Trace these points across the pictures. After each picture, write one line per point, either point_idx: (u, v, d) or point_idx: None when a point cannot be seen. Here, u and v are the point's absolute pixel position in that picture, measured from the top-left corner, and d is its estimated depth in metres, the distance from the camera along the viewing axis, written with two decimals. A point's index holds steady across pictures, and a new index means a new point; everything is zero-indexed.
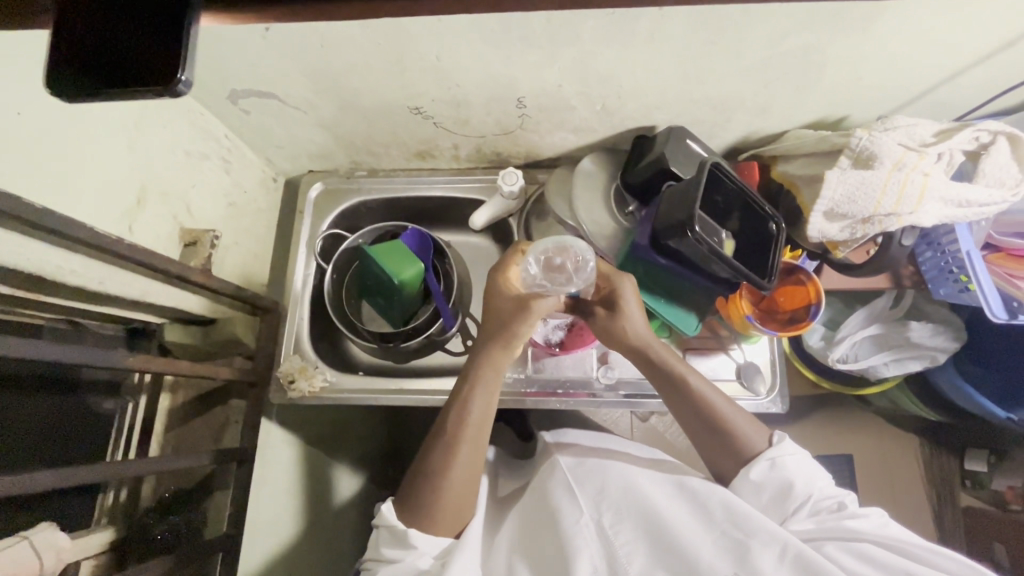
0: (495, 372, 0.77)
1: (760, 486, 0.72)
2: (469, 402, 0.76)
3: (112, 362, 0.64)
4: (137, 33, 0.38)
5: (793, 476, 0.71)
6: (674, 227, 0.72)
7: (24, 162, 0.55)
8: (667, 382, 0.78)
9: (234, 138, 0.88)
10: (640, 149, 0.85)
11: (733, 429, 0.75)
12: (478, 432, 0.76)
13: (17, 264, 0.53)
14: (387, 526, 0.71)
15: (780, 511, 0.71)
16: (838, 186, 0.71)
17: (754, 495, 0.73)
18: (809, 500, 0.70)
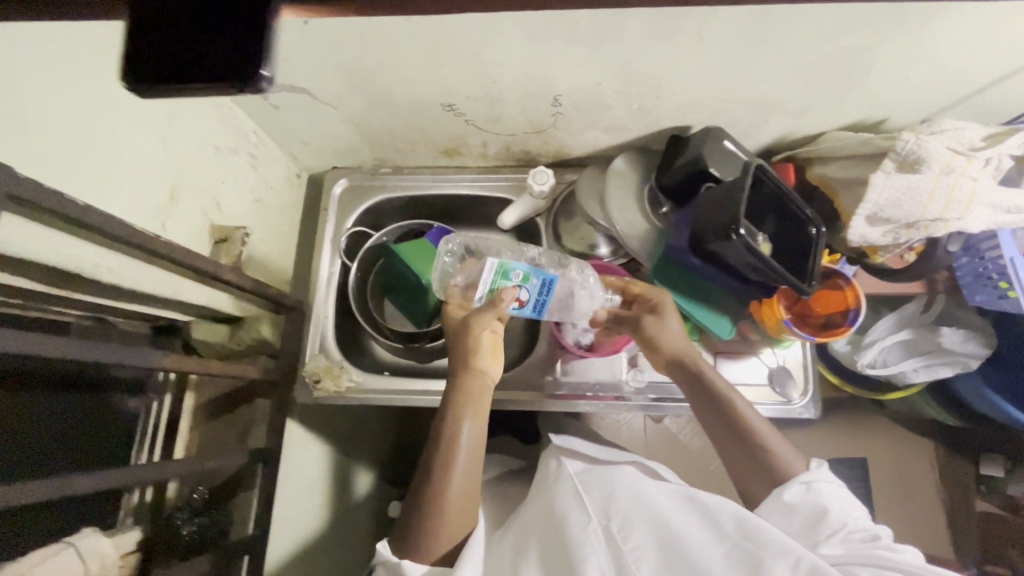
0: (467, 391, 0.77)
1: (789, 511, 0.69)
2: (458, 423, 0.75)
3: (147, 363, 0.63)
4: None
5: (827, 502, 0.68)
6: (716, 231, 0.70)
7: (60, 157, 0.53)
8: (706, 394, 0.77)
9: (260, 133, 0.87)
10: (673, 150, 0.84)
11: (768, 447, 0.74)
12: (470, 458, 0.74)
13: (58, 263, 0.52)
14: (383, 565, 0.71)
15: (810, 539, 0.67)
16: (883, 190, 0.70)
17: (785, 517, 0.69)
18: (842, 528, 0.66)
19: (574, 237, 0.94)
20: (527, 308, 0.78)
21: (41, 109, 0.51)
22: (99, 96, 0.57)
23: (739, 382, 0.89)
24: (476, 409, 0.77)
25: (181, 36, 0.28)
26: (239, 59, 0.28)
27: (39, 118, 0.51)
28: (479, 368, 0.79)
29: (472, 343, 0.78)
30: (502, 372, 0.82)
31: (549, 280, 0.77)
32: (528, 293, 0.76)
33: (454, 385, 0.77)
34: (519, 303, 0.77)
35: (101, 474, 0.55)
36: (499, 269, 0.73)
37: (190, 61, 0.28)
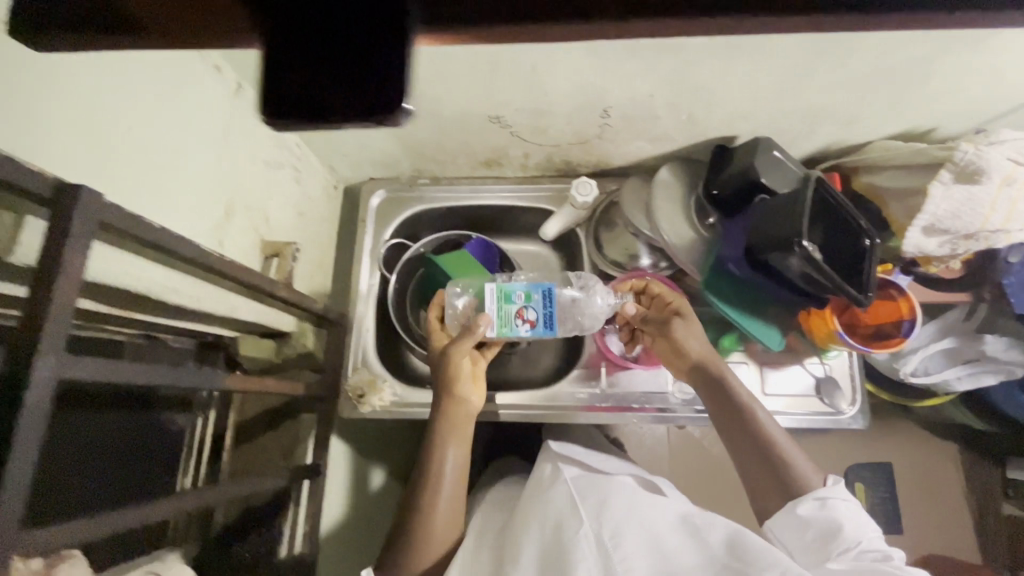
0: (454, 420, 0.80)
1: (802, 529, 0.69)
2: (442, 450, 0.78)
3: (216, 384, 0.58)
4: None
5: (841, 520, 0.68)
6: (772, 245, 0.71)
7: (136, 179, 0.53)
8: (725, 400, 0.77)
9: (303, 145, 0.86)
10: (719, 160, 0.83)
11: (786, 457, 0.73)
12: (457, 481, 0.78)
13: (128, 285, 0.51)
14: None
15: (818, 556, 0.67)
16: (942, 202, 0.70)
17: (798, 531, 0.69)
18: (857, 546, 0.66)
19: (616, 247, 0.93)
20: (539, 327, 0.80)
21: (114, 131, 0.50)
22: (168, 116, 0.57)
23: (787, 393, 0.88)
24: (456, 436, 0.80)
25: (311, 64, 0.28)
26: (379, 85, 0.27)
27: (113, 141, 0.51)
28: (462, 396, 0.81)
29: (452, 371, 0.81)
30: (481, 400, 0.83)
31: (548, 289, 0.80)
32: (535, 311, 0.80)
33: (438, 413, 0.80)
34: (530, 325, 0.80)
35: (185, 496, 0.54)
36: (500, 295, 0.80)
37: (327, 92, 0.27)
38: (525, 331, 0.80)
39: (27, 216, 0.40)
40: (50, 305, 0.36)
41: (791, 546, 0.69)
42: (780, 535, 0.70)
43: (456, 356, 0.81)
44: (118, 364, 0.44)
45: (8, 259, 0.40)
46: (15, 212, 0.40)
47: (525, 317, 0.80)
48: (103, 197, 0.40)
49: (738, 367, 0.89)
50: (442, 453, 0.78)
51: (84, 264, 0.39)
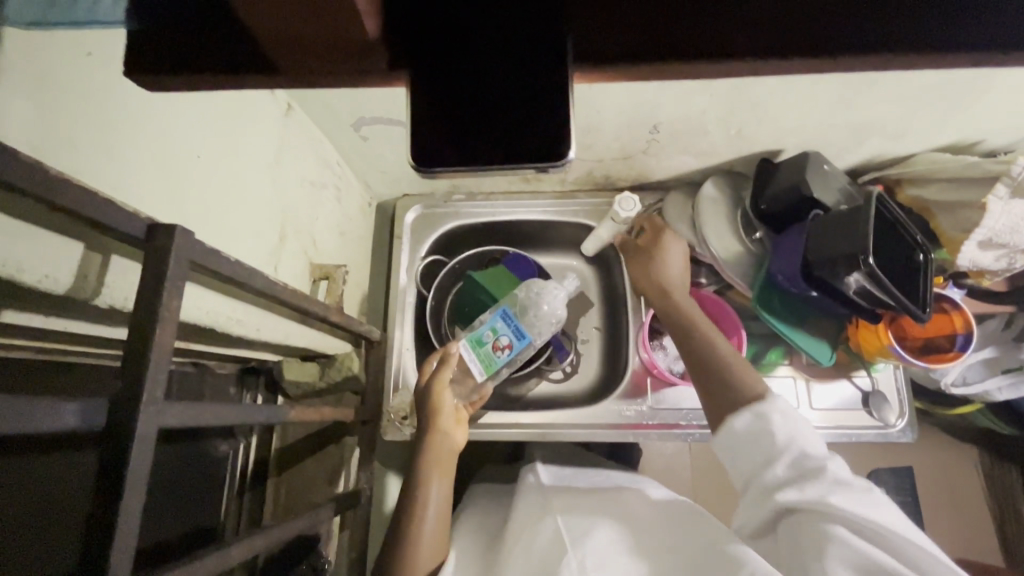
0: (439, 455, 0.76)
1: (738, 438, 0.62)
2: (426, 486, 0.73)
3: (281, 418, 0.55)
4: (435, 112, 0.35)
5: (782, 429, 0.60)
6: (834, 264, 0.69)
7: (209, 209, 0.50)
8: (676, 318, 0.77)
9: (342, 163, 0.84)
10: (765, 175, 0.82)
11: (728, 369, 0.68)
12: (440, 521, 0.73)
13: (198, 319, 0.49)
14: None
15: (753, 467, 0.60)
16: (1001, 217, 0.71)
17: (739, 449, 0.62)
18: (793, 459, 0.58)
19: None
20: (517, 345, 0.82)
21: (186, 162, 0.47)
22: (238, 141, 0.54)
23: (835, 407, 0.87)
24: (438, 472, 0.75)
25: (487, 122, 0.34)
26: (551, 135, 0.34)
27: (187, 174, 0.47)
28: (445, 433, 0.78)
29: (436, 402, 0.77)
30: (465, 438, 0.79)
31: (504, 309, 0.82)
32: (506, 335, 0.81)
33: (423, 446, 0.75)
34: (508, 348, 0.81)
35: (251, 539, 0.52)
36: (471, 343, 0.81)
37: (487, 147, 0.34)
38: (508, 355, 0.82)
39: (113, 257, 0.39)
40: (150, 352, 0.35)
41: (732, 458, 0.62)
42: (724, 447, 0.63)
43: (440, 386, 0.78)
44: (202, 404, 0.43)
45: (95, 302, 0.38)
46: (102, 253, 0.38)
47: (501, 345, 0.81)
48: (193, 236, 0.38)
49: (784, 381, 0.89)
50: (428, 488, 0.73)
51: (179, 307, 0.37)
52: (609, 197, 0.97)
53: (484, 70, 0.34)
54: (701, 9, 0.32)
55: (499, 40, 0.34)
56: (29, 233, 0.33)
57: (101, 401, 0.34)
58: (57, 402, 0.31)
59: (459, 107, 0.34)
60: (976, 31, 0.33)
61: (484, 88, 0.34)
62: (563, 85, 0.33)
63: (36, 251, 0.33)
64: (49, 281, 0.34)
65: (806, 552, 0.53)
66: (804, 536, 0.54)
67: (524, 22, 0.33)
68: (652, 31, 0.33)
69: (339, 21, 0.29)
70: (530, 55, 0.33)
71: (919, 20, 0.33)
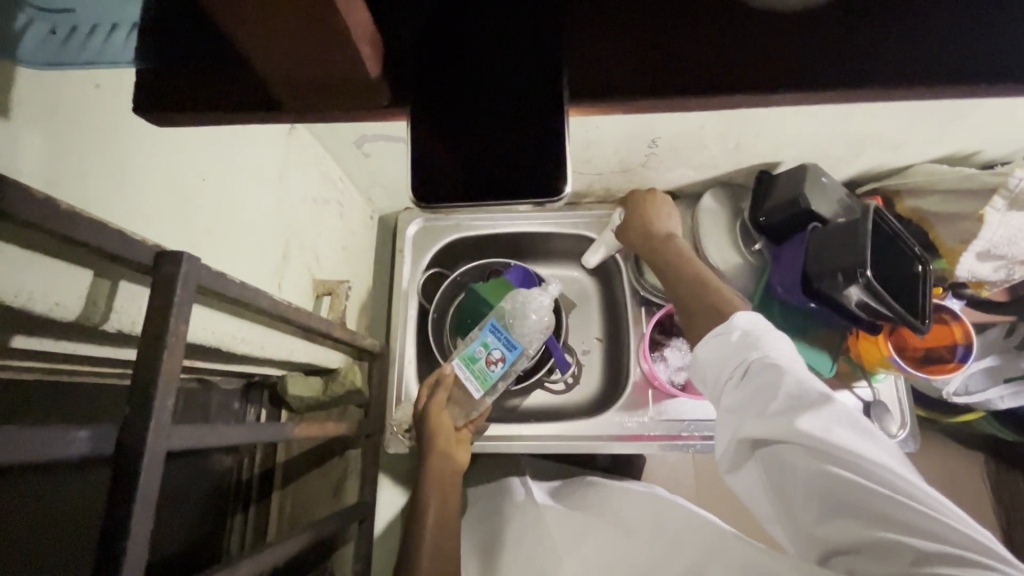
0: (439, 473, 0.78)
1: (707, 364, 0.57)
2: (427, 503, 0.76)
3: (286, 436, 0.56)
4: (438, 140, 0.36)
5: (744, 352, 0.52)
6: (832, 276, 0.70)
7: (215, 234, 0.51)
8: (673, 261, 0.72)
9: (345, 179, 0.85)
10: (763, 186, 0.82)
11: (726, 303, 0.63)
12: (444, 537, 0.74)
13: (203, 339, 0.50)
14: None
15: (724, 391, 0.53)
16: (998, 229, 0.72)
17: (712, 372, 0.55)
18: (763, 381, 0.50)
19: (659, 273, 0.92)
20: (510, 356, 0.85)
21: (192, 185, 0.48)
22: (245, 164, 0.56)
23: None
24: (439, 492, 0.78)
25: (488, 157, 0.36)
26: (543, 176, 0.35)
27: (193, 196, 0.48)
28: (444, 451, 0.81)
29: (434, 420, 0.81)
30: (465, 456, 0.81)
31: (493, 323, 0.85)
32: (498, 348, 0.84)
33: (427, 467, 0.79)
34: (501, 361, 0.84)
35: (258, 555, 0.53)
36: (465, 361, 0.85)
37: (480, 186, 0.36)
38: (501, 369, 0.85)
39: (121, 281, 0.40)
40: (159, 377, 0.35)
41: (706, 376, 0.57)
42: (701, 366, 0.58)
43: (438, 407, 0.82)
44: (208, 425, 0.43)
45: (103, 327, 0.39)
46: (111, 279, 0.39)
47: (493, 359, 0.84)
48: (201, 261, 0.39)
49: None
50: (428, 507, 0.76)
51: (186, 332, 0.38)
52: (609, 208, 0.97)
53: (475, 117, 0.36)
54: (680, 61, 0.36)
55: (491, 90, 0.36)
56: (41, 263, 0.33)
57: (111, 426, 0.35)
58: (69, 428, 0.32)
59: (456, 150, 0.36)
60: (940, 70, 0.35)
61: (479, 132, 0.36)
62: (557, 126, 0.35)
63: (47, 280, 0.34)
64: (59, 309, 0.35)
65: (770, 477, 0.48)
66: (763, 460, 0.48)
67: (515, 73, 0.36)
68: (637, 76, 0.36)
69: (344, 68, 0.32)
70: (520, 105, 0.36)
71: (888, 60, 0.35)
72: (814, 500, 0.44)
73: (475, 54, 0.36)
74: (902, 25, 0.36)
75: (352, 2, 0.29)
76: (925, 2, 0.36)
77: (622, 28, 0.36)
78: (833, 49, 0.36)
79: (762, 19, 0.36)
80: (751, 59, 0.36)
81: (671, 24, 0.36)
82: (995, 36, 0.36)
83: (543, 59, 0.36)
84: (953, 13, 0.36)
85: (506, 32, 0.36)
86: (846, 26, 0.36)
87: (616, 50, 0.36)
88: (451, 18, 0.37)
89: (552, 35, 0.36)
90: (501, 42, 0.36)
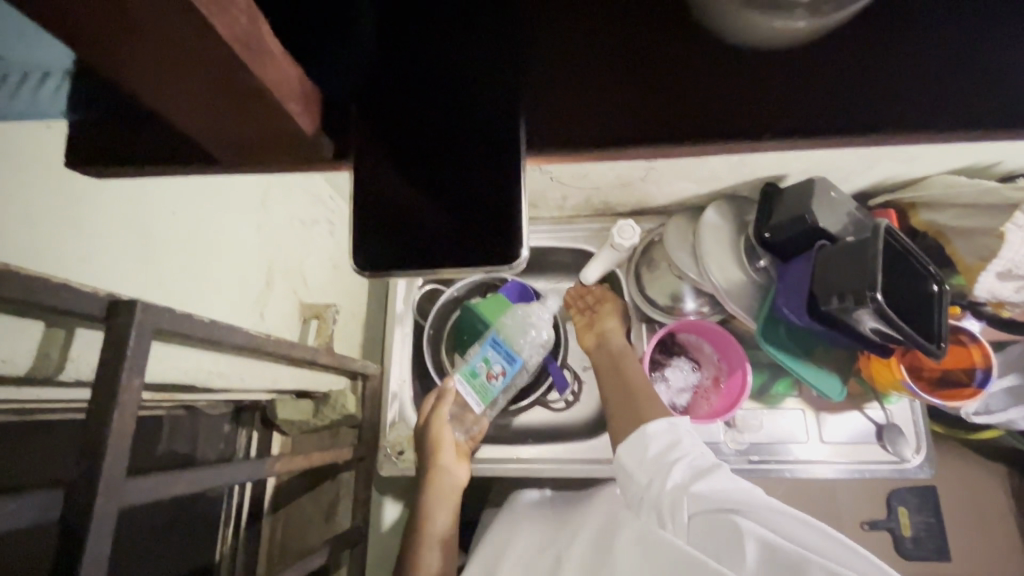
0: (440, 490, 0.77)
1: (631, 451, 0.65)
2: (429, 522, 0.74)
3: (266, 473, 0.55)
4: (402, 188, 0.35)
5: (682, 435, 0.64)
6: (842, 297, 0.65)
7: (189, 275, 0.50)
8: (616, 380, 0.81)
9: (336, 197, 0.83)
10: (768, 201, 0.77)
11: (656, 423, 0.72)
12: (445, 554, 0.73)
13: (176, 379, 0.49)
14: None
15: (654, 473, 0.62)
16: (1020, 248, 0.67)
17: (638, 450, 0.65)
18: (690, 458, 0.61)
19: (661, 289, 0.89)
20: (511, 370, 0.83)
21: (159, 220, 0.46)
22: (223, 198, 0.54)
23: (845, 441, 0.84)
24: (440, 510, 0.76)
25: (452, 208, 0.34)
26: (499, 238, 0.33)
27: (162, 234, 0.46)
28: (445, 468, 0.78)
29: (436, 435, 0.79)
30: (466, 474, 0.79)
31: (493, 337, 0.83)
32: (499, 362, 0.82)
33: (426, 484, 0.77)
34: (503, 374, 0.82)
35: None
36: (465, 376, 0.83)
37: (439, 246, 0.34)
38: (502, 382, 0.83)
39: (78, 329, 0.38)
40: (108, 438, 0.33)
41: (631, 467, 0.64)
42: (624, 457, 0.66)
43: (438, 426, 0.81)
44: (173, 473, 0.42)
45: (59, 377, 0.38)
46: (66, 327, 0.37)
47: (494, 374, 0.82)
48: (159, 307, 0.37)
49: (794, 413, 0.86)
50: (431, 526, 0.74)
51: (140, 385, 0.36)
52: (608, 222, 0.94)
53: (437, 171, 0.34)
54: (656, 110, 0.34)
55: (450, 137, 0.34)
56: None
57: (61, 490, 0.33)
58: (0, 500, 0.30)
59: (417, 205, 0.35)
60: (929, 114, 0.33)
61: (440, 188, 0.34)
62: (512, 184, 0.34)
63: None
64: (6, 365, 0.34)
65: (723, 550, 0.53)
66: (714, 534, 0.54)
67: (475, 126, 0.34)
68: (614, 125, 0.34)
69: (271, 122, 0.30)
70: (477, 160, 0.34)
71: (865, 109, 0.33)
72: (767, 559, 0.50)
73: (434, 104, 0.35)
74: (888, 66, 0.34)
75: (270, 58, 0.27)
76: (908, 43, 0.34)
77: (600, 73, 0.35)
78: (815, 90, 0.34)
79: (745, 63, 0.34)
80: (733, 106, 0.34)
81: (648, 71, 0.34)
82: (995, 73, 0.33)
83: (503, 106, 0.34)
84: (947, 52, 0.34)
85: (466, 81, 0.35)
86: (832, 68, 0.34)
87: (592, 97, 0.35)
88: (413, 68, 0.35)
89: (511, 85, 0.34)
90: (463, 85, 0.35)
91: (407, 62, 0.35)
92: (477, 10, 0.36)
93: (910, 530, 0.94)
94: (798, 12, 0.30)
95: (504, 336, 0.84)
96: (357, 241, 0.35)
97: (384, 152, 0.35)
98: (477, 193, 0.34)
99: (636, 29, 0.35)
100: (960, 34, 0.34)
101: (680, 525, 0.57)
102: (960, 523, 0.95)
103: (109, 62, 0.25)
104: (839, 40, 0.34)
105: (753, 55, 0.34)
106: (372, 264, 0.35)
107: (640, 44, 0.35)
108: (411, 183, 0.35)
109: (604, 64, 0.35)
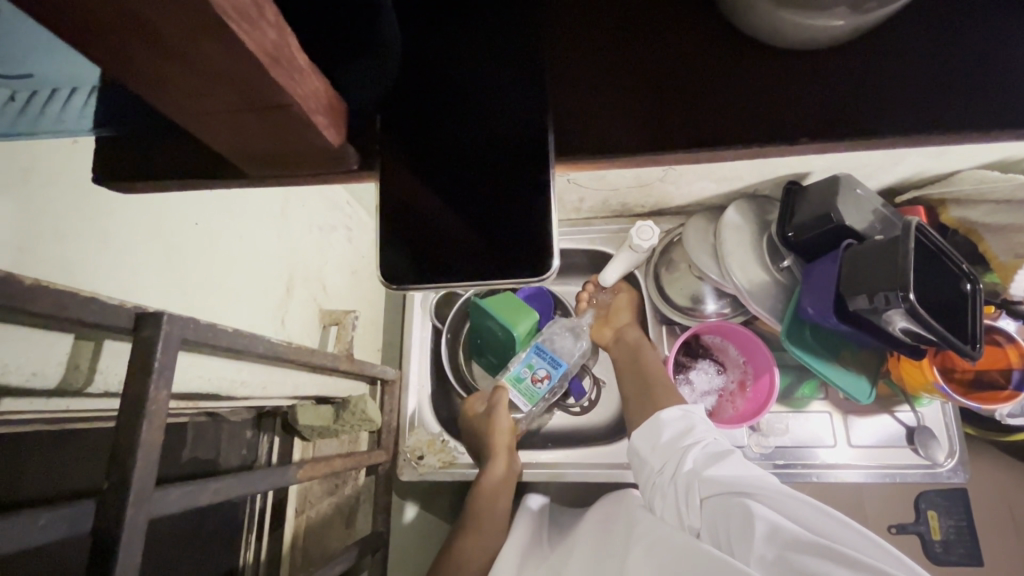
0: (500, 463, 0.79)
1: (645, 441, 0.67)
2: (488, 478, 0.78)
3: (287, 481, 0.55)
4: (433, 198, 0.36)
5: (695, 422, 0.65)
6: (872, 297, 0.62)
7: (212, 285, 0.50)
8: (638, 372, 0.81)
9: (354, 203, 0.83)
10: (789, 201, 0.74)
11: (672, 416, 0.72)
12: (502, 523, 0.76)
13: (201, 388, 0.49)
14: None
15: (671, 461, 0.62)
16: None
17: (655, 434, 0.67)
18: (704, 443, 0.62)
19: (681, 290, 0.88)
20: (555, 374, 0.86)
21: (182, 229, 0.46)
22: (244, 209, 0.54)
23: (875, 444, 0.82)
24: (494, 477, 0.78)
25: (486, 216, 0.35)
26: (527, 254, 0.35)
27: (182, 246, 0.46)
28: (500, 448, 0.80)
29: (494, 421, 0.81)
30: (518, 465, 0.80)
31: (538, 345, 0.87)
32: (543, 367, 0.85)
33: (489, 446, 0.80)
34: (547, 378, 0.85)
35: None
36: (511, 381, 0.86)
37: (470, 265, 0.35)
38: (547, 386, 0.86)
39: (105, 341, 0.39)
40: (137, 450, 0.33)
41: (644, 454, 0.67)
42: (638, 445, 0.68)
43: (501, 412, 0.82)
44: (200, 482, 0.41)
45: (89, 389, 0.38)
46: (94, 340, 0.38)
47: (539, 377, 0.85)
48: (185, 318, 0.37)
49: (820, 416, 0.84)
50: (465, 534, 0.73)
51: (168, 397, 0.35)
52: (626, 224, 0.93)
53: (465, 184, 0.35)
54: (676, 110, 0.34)
55: (478, 150, 0.35)
56: (15, 335, 0.32)
57: (91, 503, 0.33)
58: (32, 514, 0.30)
59: (450, 216, 0.36)
60: (963, 112, 0.32)
61: (473, 202, 0.35)
62: (541, 194, 0.34)
63: (24, 353, 0.33)
64: (38, 378, 0.34)
65: (733, 533, 0.51)
66: (723, 515, 0.53)
67: (496, 139, 0.35)
68: (635, 132, 0.34)
69: (297, 133, 0.30)
70: (505, 172, 0.35)
71: (894, 108, 0.32)
72: (775, 542, 0.48)
73: (455, 116, 0.36)
74: (913, 65, 0.33)
75: (296, 69, 0.26)
76: (935, 42, 0.33)
77: (620, 78, 0.35)
78: (842, 91, 0.33)
79: (764, 70, 0.34)
80: (755, 108, 0.33)
81: (663, 75, 0.34)
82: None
83: (526, 115, 0.34)
84: (978, 49, 0.33)
85: (488, 95, 0.35)
86: (857, 73, 0.33)
87: (609, 104, 0.34)
88: (432, 82, 0.36)
89: (534, 95, 0.34)
90: (485, 96, 0.35)
91: (422, 73, 0.36)
92: (492, 24, 0.36)
93: (940, 534, 0.91)
94: (841, 13, 0.29)
95: (548, 345, 0.88)
96: (391, 255, 0.36)
97: (410, 165, 0.36)
98: (508, 200, 0.35)
99: (648, 37, 0.35)
100: (993, 33, 0.33)
101: (692, 511, 0.57)
102: (992, 528, 0.91)
103: (135, 81, 0.25)
104: (861, 41, 0.33)
105: (773, 57, 0.34)
106: (401, 276, 0.36)
107: (653, 51, 0.35)
108: (441, 193, 0.36)
109: (621, 68, 0.35)
